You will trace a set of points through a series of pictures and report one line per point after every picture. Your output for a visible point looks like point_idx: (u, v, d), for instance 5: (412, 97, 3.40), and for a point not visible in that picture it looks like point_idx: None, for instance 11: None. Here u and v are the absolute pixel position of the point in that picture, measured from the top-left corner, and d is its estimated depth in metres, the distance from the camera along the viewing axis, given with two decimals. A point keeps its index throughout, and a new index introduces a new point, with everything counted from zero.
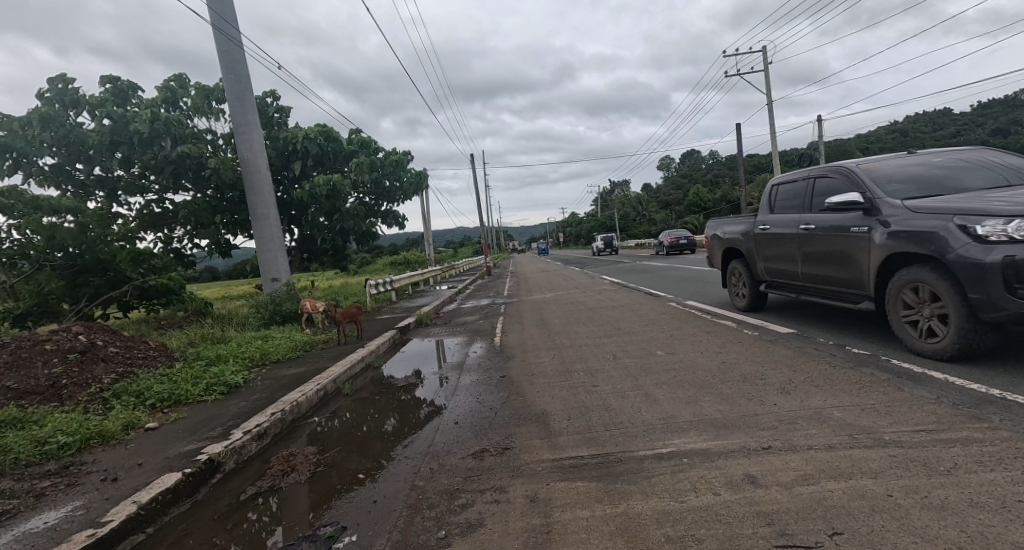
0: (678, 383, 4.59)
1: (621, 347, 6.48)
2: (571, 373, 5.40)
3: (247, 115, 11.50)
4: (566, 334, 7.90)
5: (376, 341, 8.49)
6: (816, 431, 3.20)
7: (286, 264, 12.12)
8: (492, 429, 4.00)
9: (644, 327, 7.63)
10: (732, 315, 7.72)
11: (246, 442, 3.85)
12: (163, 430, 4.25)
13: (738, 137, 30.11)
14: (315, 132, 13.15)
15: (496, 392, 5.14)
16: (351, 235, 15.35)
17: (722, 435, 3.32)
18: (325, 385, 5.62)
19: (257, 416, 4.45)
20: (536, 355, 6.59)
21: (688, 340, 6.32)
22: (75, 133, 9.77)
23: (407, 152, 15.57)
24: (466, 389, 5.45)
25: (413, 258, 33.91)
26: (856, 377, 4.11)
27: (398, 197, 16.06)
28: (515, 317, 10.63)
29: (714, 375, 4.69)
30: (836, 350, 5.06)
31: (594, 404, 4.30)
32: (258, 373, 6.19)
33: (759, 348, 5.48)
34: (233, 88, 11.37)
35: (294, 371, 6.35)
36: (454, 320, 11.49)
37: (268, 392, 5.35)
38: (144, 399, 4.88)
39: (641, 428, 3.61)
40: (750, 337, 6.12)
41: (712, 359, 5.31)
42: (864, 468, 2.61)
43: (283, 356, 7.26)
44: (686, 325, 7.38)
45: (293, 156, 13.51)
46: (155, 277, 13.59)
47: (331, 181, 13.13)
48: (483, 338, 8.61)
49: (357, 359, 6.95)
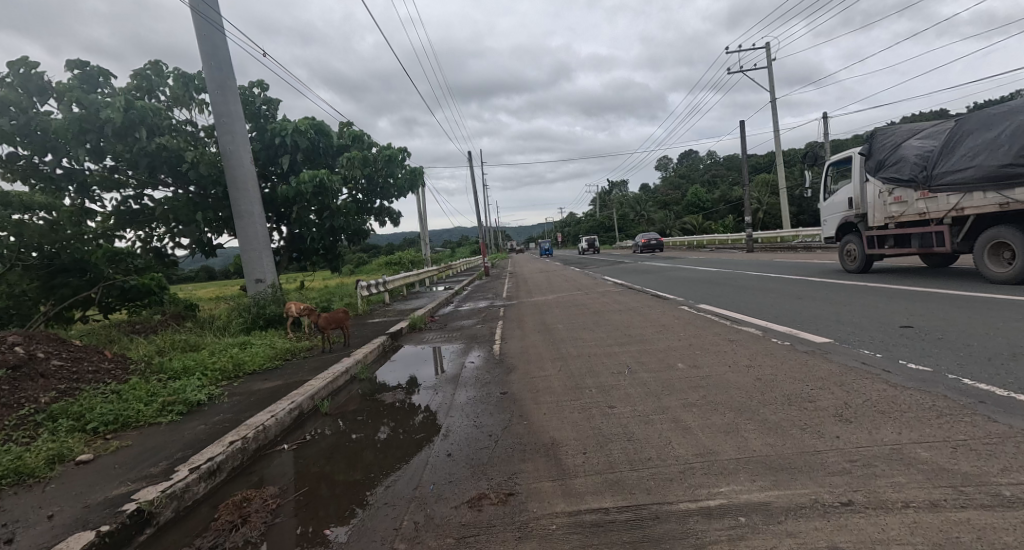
0: (713, 407, 3.91)
1: (637, 357, 5.81)
2: (583, 392, 4.70)
3: (229, 105, 10.77)
4: (573, 341, 7.22)
5: (364, 348, 7.79)
6: (905, 479, 2.51)
7: (271, 264, 11.40)
8: (493, 467, 3.30)
9: (657, 334, 6.97)
10: (756, 322, 7.03)
11: (192, 483, 3.14)
12: (96, 463, 3.53)
13: (742, 136, 29.58)
14: (304, 125, 12.40)
15: (496, 413, 4.45)
16: (343, 233, 14.66)
17: (783, 482, 2.64)
18: (302, 403, 4.91)
19: (214, 444, 3.74)
20: (541, 367, 5.89)
21: (712, 351, 5.64)
22: (40, 122, 9.06)
23: (404, 147, 14.85)
24: (462, 409, 4.74)
25: (409, 258, 33.24)
26: (930, 402, 3.42)
27: (393, 195, 15.32)
28: (515, 321, 9.96)
29: (753, 397, 4.02)
30: (890, 366, 4.37)
31: (615, 434, 3.60)
32: (227, 388, 5.47)
33: (797, 363, 4.79)
34: (214, 75, 10.65)
35: (269, 385, 5.65)
36: (450, 323, 10.82)
37: (234, 412, 4.64)
38: (85, 422, 4.16)
39: (678, 471, 2.91)
40: (781, 348, 5.45)
41: (745, 375, 4.63)
42: (1000, 544, 1.92)
43: (258, 367, 6.55)
44: (705, 332, 6.71)
45: (280, 150, 12.75)
46: (137, 277, 12.89)
47: (320, 176, 12.37)
48: (482, 345, 7.93)
49: (341, 369, 6.29)
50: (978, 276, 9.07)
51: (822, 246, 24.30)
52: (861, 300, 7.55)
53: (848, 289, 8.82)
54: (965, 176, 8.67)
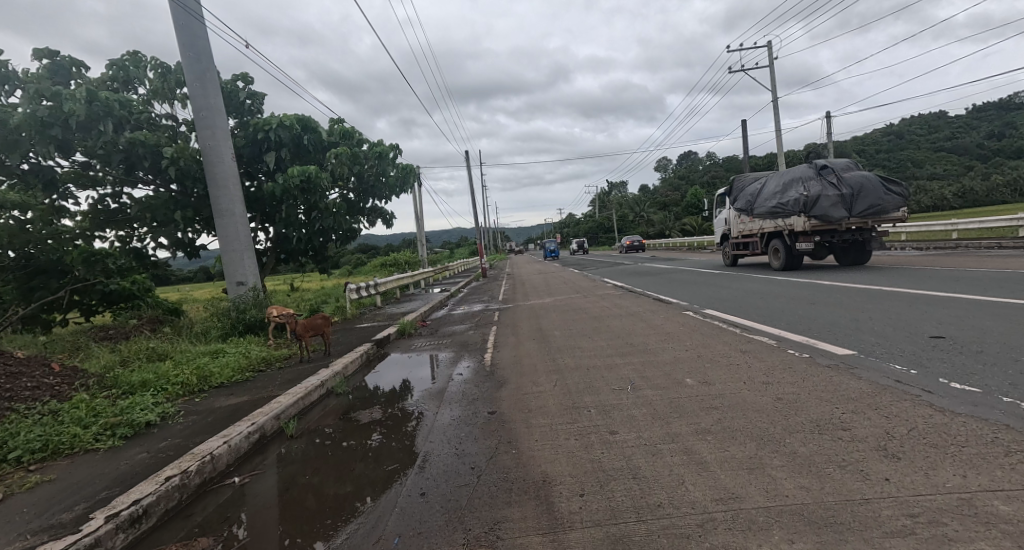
0: (730, 436, 3.37)
1: (639, 371, 5.29)
2: (580, 413, 4.19)
3: (209, 99, 10.22)
4: (569, 350, 6.70)
5: (346, 357, 7.26)
6: (989, 544, 1.98)
7: (254, 265, 10.85)
8: (473, 512, 2.77)
9: (660, 343, 6.45)
10: (768, 330, 6.50)
11: (105, 536, 2.61)
12: (3, 505, 2.98)
13: (743, 135, 29.12)
14: (289, 120, 11.85)
15: (481, 440, 3.89)
16: (332, 233, 14.10)
17: (830, 544, 2.10)
18: (266, 424, 4.39)
19: (146, 480, 3.21)
20: (534, 381, 5.39)
21: (721, 365, 5.11)
22: (1, 114, 8.57)
23: (395, 144, 14.32)
24: (443, 431, 4.23)
25: (404, 259, 32.64)
26: (993, 435, 2.88)
27: (385, 194, 14.78)
28: (509, 327, 9.42)
29: (776, 422, 3.49)
30: (929, 385, 3.83)
31: (618, 471, 3.08)
32: (185, 406, 4.92)
33: (821, 380, 4.26)
34: (193, 67, 10.10)
35: (232, 403, 5.10)
36: (441, 329, 10.30)
37: (184, 436, 4.09)
38: (6, 452, 3.61)
39: (697, 526, 2.37)
40: (800, 361, 4.92)
41: (763, 395, 4.09)
42: None
43: (226, 380, 5.99)
44: (712, 342, 6.19)
45: (265, 146, 12.19)
46: (118, 280, 12.35)
47: (306, 172, 11.81)
48: (472, 354, 7.41)
49: (316, 381, 5.75)
50: (1001, 280, 8.57)
51: None
52: (878, 306, 7.03)
53: (862, 294, 8.30)
54: (757, 212, 15.14)
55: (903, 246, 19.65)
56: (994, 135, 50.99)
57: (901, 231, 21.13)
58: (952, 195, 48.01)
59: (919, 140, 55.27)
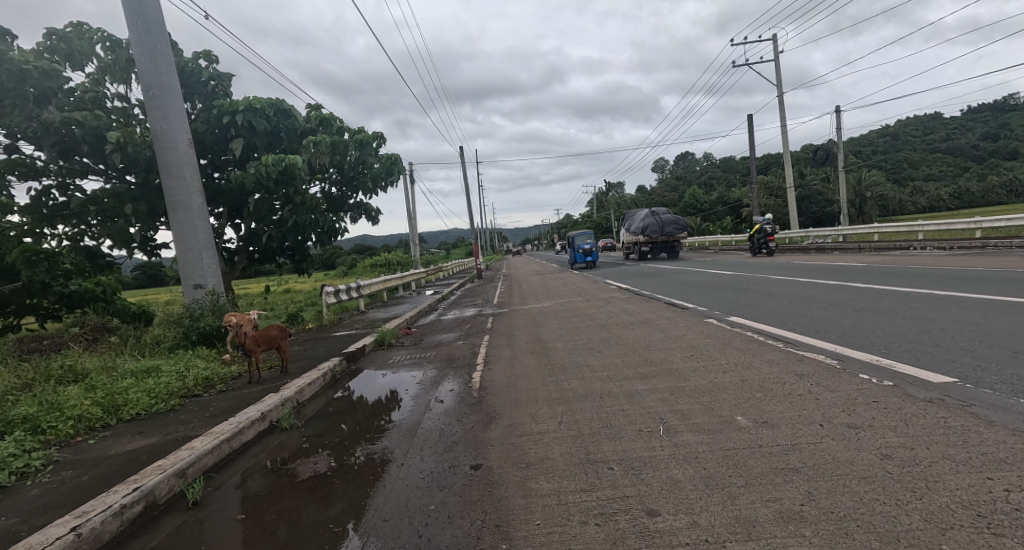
0: (843, 532, 2.14)
1: (670, 404, 4.11)
2: (602, 476, 2.96)
3: (163, 75, 8.97)
4: (577, 370, 5.46)
5: (308, 376, 6.07)
6: None
7: (215, 266, 9.53)
8: None
9: (688, 363, 5.24)
10: (821, 345, 5.33)
11: None
12: None
13: (750, 131, 28.23)
14: (261, 103, 10.50)
15: (459, 521, 2.65)
16: (310, 230, 12.78)
17: None
18: (159, 485, 3.14)
19: None
20: (533, 416, 4.17)
21: (778, 398, 3.90)
22: None
23: (379, 132, 13.15)
24: (408, 497, 3.00)
25: (397, 260, 31.51)
26: None
27: (368, 188, 13.60)
28: (504, 337, 8.18)
29: (907, 506, 2.27)
30: None
31: None
32: (63, 456, 3.64)
33: (935, 425, 3.05)
34: (143, 38, 8.84)
35: (134, 448, 3.84)
36: (426, 339, 9.06)
37: (28, 512, 2.82)
38: None
39: None
40: (886, 391, 3.73)
41: (859, 450, 2.87)
42: None
43: (143, 412, 4.69)
44: (752, 361, 5.01)
45: (232, 133, 10.72)
46: (79, 281, 10.81)
47: (282, 160, 10.48)
48: (458, 373, 6.16)
49: (255, 413, 4.48)
50: None
51: (836, 246, 22.96)
52: (946, 315, 5.88)
53: (914, 299, 7.15)
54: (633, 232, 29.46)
55: (920, 245, 18.78)
56: (991, 135, 50.63)
57: (920, 230, 19.76)
58: (945, 195, 50.02)
59: (917, 141, 54.44)
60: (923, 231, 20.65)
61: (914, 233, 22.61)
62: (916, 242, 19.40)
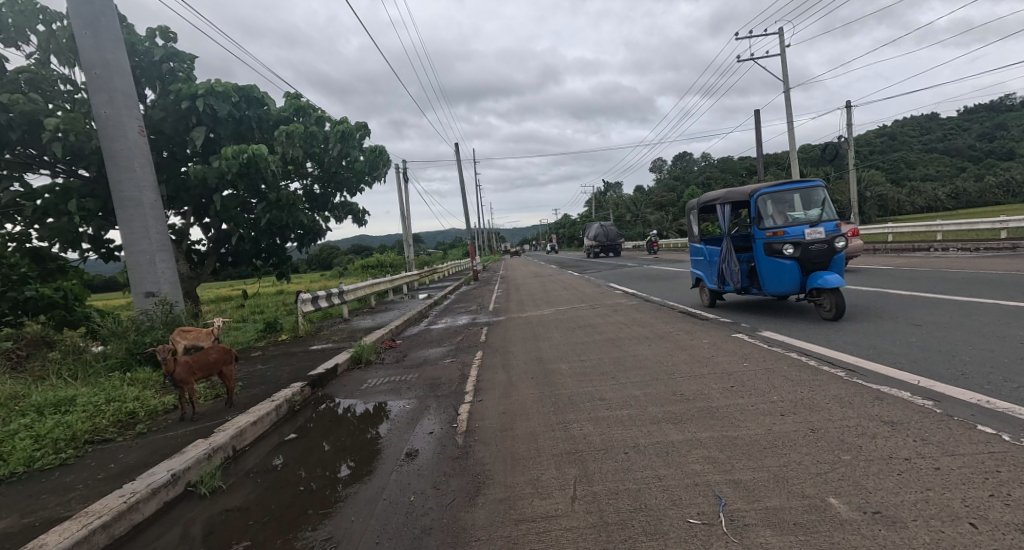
0: None
1: (721, 469, 3.01)
2: None
3: (106, 50, 7.79)
4: (588, 408, 4.32)
5: (258, 408, 4.97)
6: None
7: (171, 270, 8.37)
8: None
9: (729, 399, 4.16)
10: (896, 377, 4.23)
11: None
12: None
13: (757, 130, 27.15)
14: (223, 86, 9.42)
15: None
16: (288, 230, 11.63)
17: None
18: None
19: None
20: (534, 486, 3.04)
21: (878, 466, 2.77)
22: None
23: (363, 123, 12.05)
24: None
25: (389, 261, 30.39)
26: None
27: (353, 185, 12.53)
28: (499, 355, 7.00)
29: None
30: None
31: None
32: None
33: None
34: (81, 7, 7.65)
35: None
36: (410, 354, 7.96)
37: None
38: None
39: None
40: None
41: None
42: None
43: (19, 468, 3.58)
44: (815, 400, 3.89)
45: (195, 120, 9.58)
46: (32, 286, 9.49)
47: (248, 150, 9.35)
48: (441, 404, 5.04)
49: (162, 475, 3.33)
50: None
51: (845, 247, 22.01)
52: None
53: (981, 313, 6.05)
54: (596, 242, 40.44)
55: (940, 246, 17.70)
56: (990, 135, 49.90)
57: (939, 231, 18.72)
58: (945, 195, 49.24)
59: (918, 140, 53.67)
60: (940, 231, 19.58)
61: (932, 233, 21.56)
62: (935, 243, 18.34)
